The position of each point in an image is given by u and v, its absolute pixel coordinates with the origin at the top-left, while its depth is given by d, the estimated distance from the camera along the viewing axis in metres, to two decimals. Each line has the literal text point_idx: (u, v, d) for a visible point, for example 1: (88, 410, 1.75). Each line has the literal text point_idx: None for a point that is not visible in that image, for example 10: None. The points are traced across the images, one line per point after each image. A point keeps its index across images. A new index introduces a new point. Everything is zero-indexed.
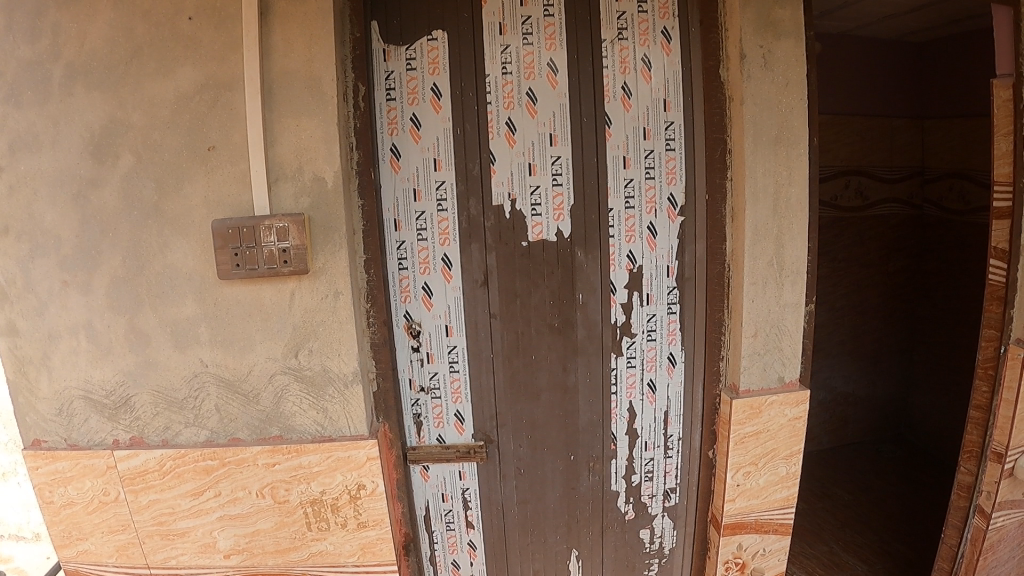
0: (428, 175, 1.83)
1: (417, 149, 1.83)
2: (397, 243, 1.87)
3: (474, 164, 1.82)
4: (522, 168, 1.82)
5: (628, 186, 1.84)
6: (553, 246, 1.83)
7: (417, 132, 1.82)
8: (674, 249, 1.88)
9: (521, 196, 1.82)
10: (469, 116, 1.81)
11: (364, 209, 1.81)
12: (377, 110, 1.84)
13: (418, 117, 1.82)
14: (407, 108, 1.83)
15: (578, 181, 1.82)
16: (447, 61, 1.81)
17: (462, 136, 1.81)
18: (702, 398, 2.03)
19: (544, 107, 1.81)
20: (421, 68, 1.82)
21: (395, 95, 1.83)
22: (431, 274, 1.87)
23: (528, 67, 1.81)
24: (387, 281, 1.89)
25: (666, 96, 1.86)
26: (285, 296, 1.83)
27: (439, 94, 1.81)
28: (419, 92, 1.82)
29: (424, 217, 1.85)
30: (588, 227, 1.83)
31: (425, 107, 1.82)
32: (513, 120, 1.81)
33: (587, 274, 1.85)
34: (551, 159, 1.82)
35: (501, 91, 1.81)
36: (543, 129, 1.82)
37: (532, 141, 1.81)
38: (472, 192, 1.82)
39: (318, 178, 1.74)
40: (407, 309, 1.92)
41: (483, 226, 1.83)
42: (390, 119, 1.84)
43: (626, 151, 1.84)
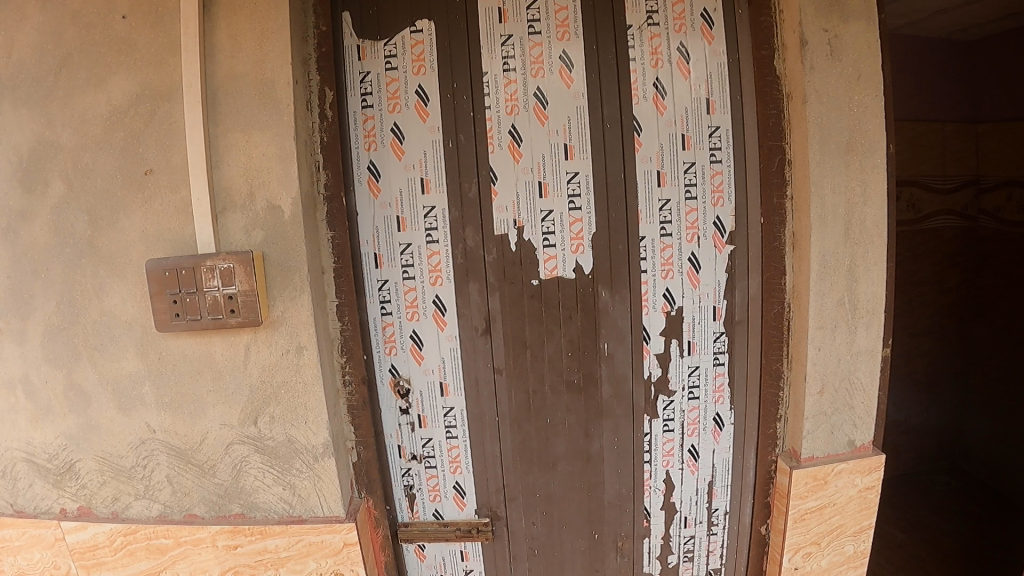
0: (413, 199, 1.47)
1: (400, 168, 1.47)
2: (377, 283, 1.52)
3: (470, 184, 1.45)
4: (530, 188, 1.45)
5: (663, 209, 1.45)
6: (570, 285, 1.46)
7: (399, 147, 1.47)
8: (721, 286, 1.50)
9: (530, 223, 1.45)
10: (463, 125, 1.45)
11: (334, 244, 1.46)
12: (352, 120, 1.49)
13: (400, 128, 1.47)
14: (387, 117, 1.48)
15: (600, 203, 1.44)
16: (435, 58, 1.45)
17: (455, 149, 1.45)
18: (754, 465, 1.66)
19: (557, 110, 1.44)
20: (402, 67, 1.47)
21: (372, 101, 1.48)
22: (421, 321, 1.51)
23: (535, 62, 1.44)
24: (366, 329, 1.53)
25: (710, 94, 1.48)
26: (239, 353, 1.49)
27: (425, 98, 1.45)
28: (401, 97, 1.47)
29: (411, 251, 1.49)
30: (613, 260, 1.45)
31: (409, 115, 1.46)
32: (517, 128, 1.44)
33: (614, 319, 1.48)
34: (566, 175, 1.44)
35: (502, 92, 1.45)
36: (556, 137, 1.44)
37: (542, 154, 1.44)
38: (468, 219, 1.46)
39: (273, 207, 1.39)
40: (393, 362, 1.56)
41: (483, 261, 1.46)
42: (367, 131, 1.49)
43: (662, 164, 1.45)
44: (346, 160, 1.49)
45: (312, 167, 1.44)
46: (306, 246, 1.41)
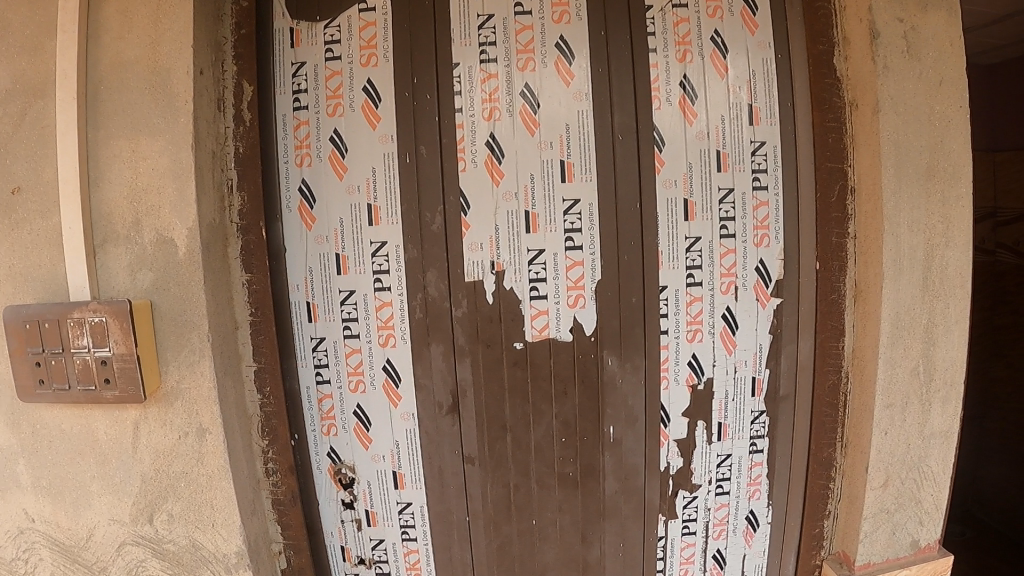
0: (358, 233, 1.12)
1: (341, 192, 1.12)
2: (311, 342, 1.15)
3: (433, 214, 1.10)
4: (514, 220, 1.08)
5: (690, 250, 1.09)
6: (566, 351, 1.09)
7: (341, 163, 1.11)
8: (764, 352, 1.14)
9: (513, 266, 1.09)
10: (425, 135, 1.09)
11: (251, 292, 1.11)
12: (279, 124, 1.13)
13: (342, 139, 1.11)
14: (326, 123, 1.12)
15: (608, 242, 1.07)
16: (390, 45, 1.09)
17: (413, 167, 1.10)
18: (794, 572, 1.30)
19: (552, 116, 1.07)
20: (347, 56, 1.10)
21: (305, 102, 1.12)
22: (369, 394, 1.14)
23: (523, 52, 1.08)
24: (296, 403, 1.16)
25: (753, 100, 1.13)
26: (127, 434, 1.07)
27: (376, 98, 1.10)
28: (345, 96, 1.11)
29: (354, 300, 1.13)
30: (624, 317, 1.08)
31: (355, 120, 1.10)
32: (497, 139, 1.08)
33: (623, 395, 1.11)
34: (563, 203, 1.07)
35: (479, 90, 1.08)
36: (550, 152, 1.07)
37: (531, 174, 1.08)
38: (429, 261, 1.10)
39: (163, 240, 1.01)
40: (333, 444, 1.17)
41: (449, 315, 1.10)
42: (299, 141, 1.13)
43: (690, 190, 1.09)
44: (268, 179, 1.12)
45: (222, 190, 1.09)
46: (209, 295, 1.03)
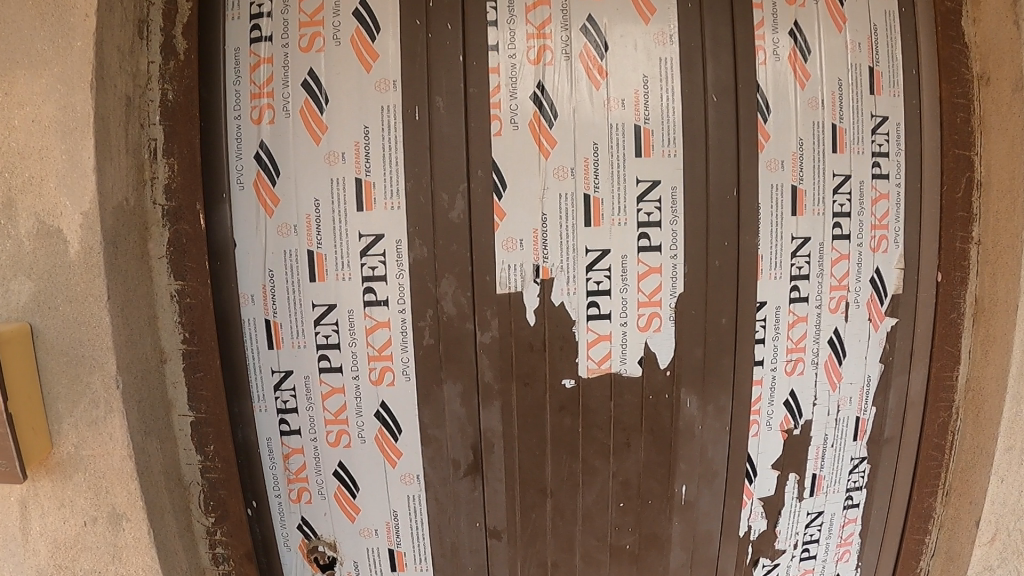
0: (343, 220, 0.77)
1: (318, 162, 0.77)
2: (272, 376, 0.80)
3: (453, 195, 0.77)
4: (568, 209, 0.77)
5: (797, 254, 0.80)
6: (632, 389, 0.80)
7: (318, 118, 0.76)
8: (871, 385, 0.85)
9: (565, 273, 0.78)
10: (442, 82, 0.76)
11: (183, 308, 0.76)
12: (226, 61, 0.77)
13: (320, 84, 0.76)
14: (296, 60, 0.76)
15: (695, 240, 0.78)
16: None
17: (426, 129, 0.76)
18: None
19: (624, 63, 0.76)
20: None
21: (268, 29, 0.77)
22: (357, 450, 0.81)
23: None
24: (252, 464, 0.82)
25: (876, 58, 0.81)
26: (14, 512, 0.69)
27: (372, 26, 0.75)
28: (325, 21, 0.76)
29: (335, 317, 0.78)
30: (711, 344, 0.80)
31: (341, 58, 0.76)
32: (548, 93, 0.76)
33: (701, 446, 0.82)
34: (638, 186, 0.77)
35: (524, 22, 0.76)
36: (620, 114, 0.77)
37: (595, 143, 0.77)
38: (447, 262, 0.78)
39: (47, 231, 0.65)
40: (304, 515, 0.84)
41: (475, 338, 0.78)
42: (255, 85, 0.77)
43: (800, 173, 0.79)
44: (207, 140, 0.77)
45: (141, 155, 0.73)
46: (121, 318, 0.68)
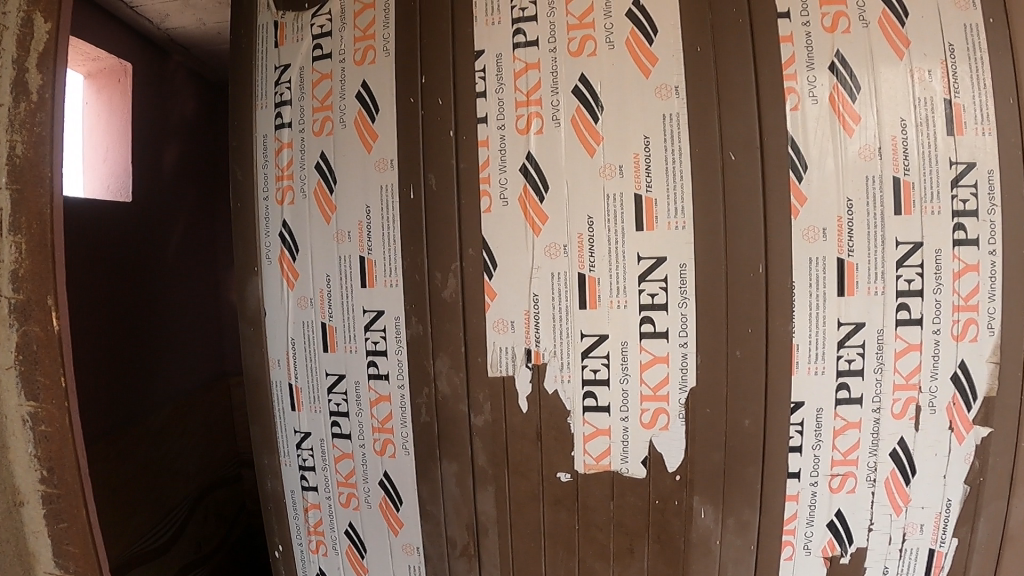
0: (350, 294, 0.79)
1: (329, 238, 0.79)
2: (294, 435, 0.84)
3: (445, 274, 0.74)
4: (561, 287, 0.71)
5: (845, 346, 0.64)
6: (636, 491, 0.70)
7: (329, 197, 0.79)
8: (952, 511, 0.66)
9: (559, 357, 0.71)
10: (434, 158, 0.74)
11: (37, 438, 0.57)
12: (256, 146, 0.83)
13: (331, 165, 0.79)
14: (311, 144, 0.80)
15: (710, 326, 0.66)
16: (392, 33, 0.76)
17: (418, 207, 0.75)
18: None
19: (621, 126, 0.68)
20: (339, 51, 0.78)
21: (288, 115, 0.81)
22: (363, 512, 0.82)
23: (574, 31, 0.70)
24: (279, 511, 0.87)
25: (953, 89, 0.62)
26: None
27: (371, 108, 0.77)
28: (334, 106, 0.78)
29: (344, 386, 0.81)
30: (734, 451, 0.67)
31: (346, 141, 0.78)
32: (536, 164, 0.71)
33: (720, 564, 0.69)
34: (639, 264, 0.68)
35: (511, 90, 0.71)
36: (617, 183, 0.68)
37: (590, 217, 0.69)
38: (441, 342, 0.75)
39: None
40: (322, 567, 0.87)
41: (468, 422, 0.74)
42: (279, 168, 0.82)
43: (849, 244, 0.62)
44: (241, 219, 0.83)
45: None
46: None
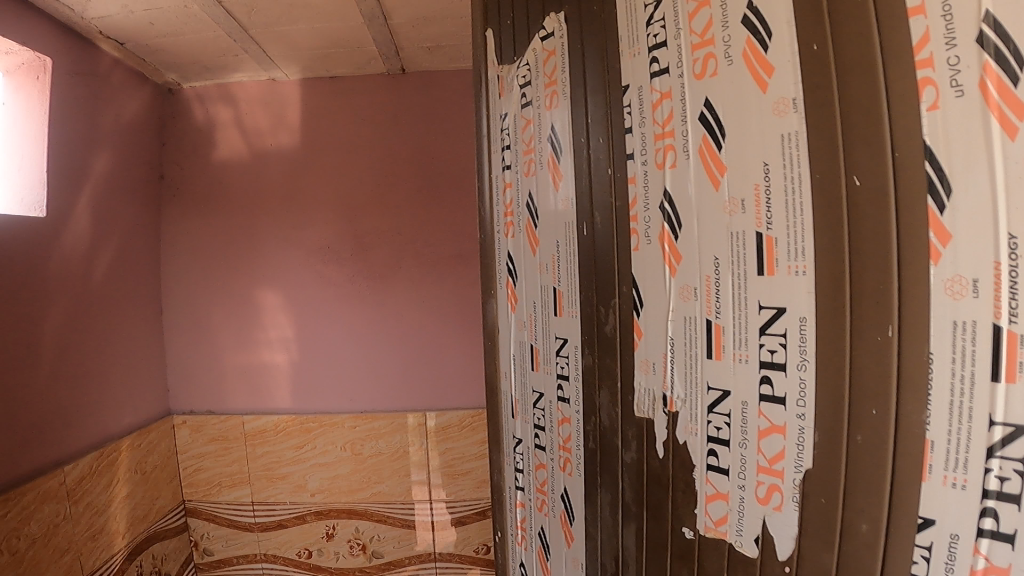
0: (546, 322, 0.89)
1: (533, 268, 0.90)
2: (514, 437, 1.01)
3: (607, 310, 0.77)
4: (690, 329, 0.67)
5: (996, 457, 0.47)
6: (748, 569, 0.65)
7: (533, 231, 0.89)
8: None
9: (688, 405, 0.68)
10: (602, 198, 0.77)
11: None
12: (492, 188, 0.99)
13: (534, 203, 0.89)
14: (522, 184, 0.91)
15: (835, 398, 0.56)
16: (569, 76, 0.82)
17: (590, 245, 0.79)
18: None
19: (742, 152, 0.61)
20: (537, 98, 0.88)
21: (511, 161, 0.94)
22: (552, 518, 0.94)
23: (696, 49, 0.66)
24: (503, 498, 1.06)
25: None
26: None
27: (558, 149, 0.83)
28: (535, 149, 0.88)
29: (543, 403, 0.92)
30: (847, 555, 0.57)
31: (545, 186, 0.86)
32: (674, 201, 0.68)
33: None
34: (760, 313, 0.61)
35: (649, 122, 0.71)
36: (740, 220, 0.62)
37: (716, 258, 0.64)
38: (607, 375, 0.79)
39: None
40: (525, 557, 1.03)
41: (622, 458, 0.78)
42: (507, 207, 0.96)
43: (1010, 306, 0.46)
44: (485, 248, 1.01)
45: None
46: None
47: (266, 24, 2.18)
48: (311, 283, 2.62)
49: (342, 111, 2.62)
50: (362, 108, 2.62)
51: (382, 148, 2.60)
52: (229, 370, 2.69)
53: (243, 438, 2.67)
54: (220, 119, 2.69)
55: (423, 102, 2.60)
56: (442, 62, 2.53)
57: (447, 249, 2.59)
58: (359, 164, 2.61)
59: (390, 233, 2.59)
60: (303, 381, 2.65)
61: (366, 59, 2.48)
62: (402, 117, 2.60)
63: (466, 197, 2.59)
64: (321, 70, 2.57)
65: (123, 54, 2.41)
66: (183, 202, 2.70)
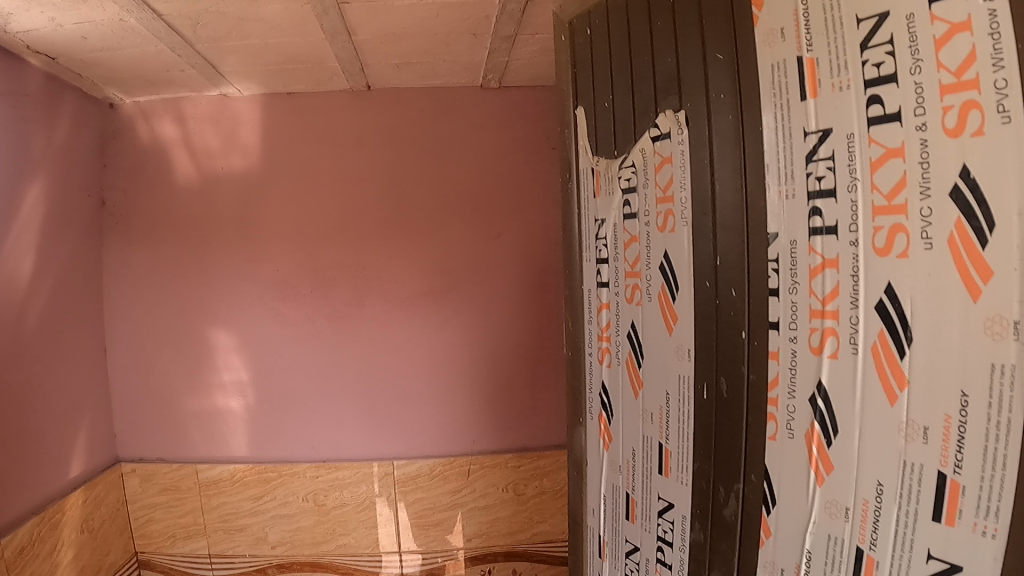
0: (648, 469, 1.11)
1: (636, 407, 1.13)
2: (596, 511, 1.29)
3: (728, 493, 0.93)
4: (843, 514, 0.77)
5: None
6: None
7: (636, 370, 1.12)
8: None
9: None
10: (723, 368, 0.92)
11: None
12: (588, 292, 1.28)
13: (637, 335, 1.11)
14: (626, 313, 1.14)
15: None
16: (681, 212, 0.97)
17: (709, 424, 0.95)
18: None
19: (932, 386, 0.67)
20: (643, 220, 1.07)
21: (610, 285, 1.18)
22: None
23: (881, 216, 0.71)
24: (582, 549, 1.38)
25: None
26: None
27: (672, 288, 1.01)
28: (641, 281, 1.09)
29: (638, 528, 1.15)
30: None
31: (651, 306, 1.07)
32: (831, 401, 0.78)
33: None
34: (930, 559, 0.69)
35: (808, 291, 0.80)
36: (920, 451, 0.68)
37: (880, 484, 0.73)
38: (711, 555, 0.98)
39: None
40: None
41: None
42: (602, 326, 1.22)
43: None
44: (581, 355, 1.31)
45: None
46: None
47: (211, 38, 1.96)
48: (268, 322, 2.41)
49: (302, 132, 2.41)
50: (323, 130, 2.41)
51: (346, 174, 2.40)
52: (181, 415, 2.47)
53: (197, 488, 2.47)
54: (166, 139, 2.44)
55: (390, 123, 2.41)
56: (411, 80, 2.34)
57: (419, 283, 2.41)
58: (321, 190, 2.40)
59: (356, 267, 2.40)
60: (262, 427, 2.44)
61: (327, 76, 2.27)
62: (368, 140, 2.40)
63: (437, 229, 2.41)
64: (277, 87, 2.35)
65: (53, 69, 2.14)
66: (126, 231, 2.45)
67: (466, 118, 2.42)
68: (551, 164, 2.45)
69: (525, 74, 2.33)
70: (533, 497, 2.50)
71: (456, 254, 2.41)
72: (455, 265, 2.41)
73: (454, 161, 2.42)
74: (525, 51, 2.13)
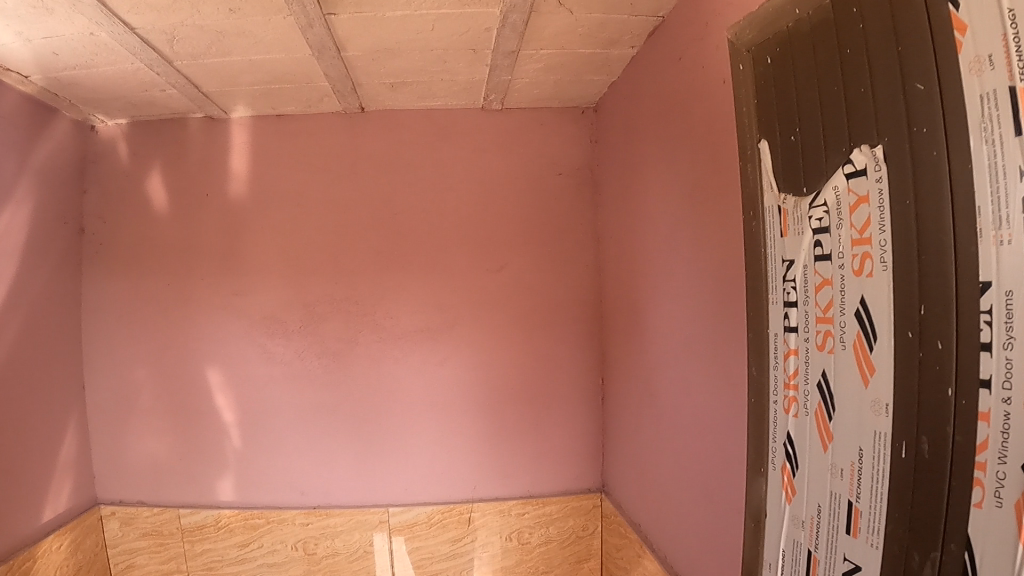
0: (837, 543, 0.86)
1: (824, 473, 0.88)
2: None
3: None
4: None
5: None
6: None
7: (829, 428, 0.87)
8: None
9: None
10: (930, 435, 0.70)
11: None
12: (774, 329, 1.02)
13: (828, 388, 0.87)
14: (814, 358, 0.91)
15: None
16: (888, 244, 0.75)
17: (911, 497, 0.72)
18: None
19: None
20: (836, 251, 0.85)
21: (795, 327, 0.96)
22: None
23: None
24: None
25: None
26: None
27: (870, 334, 0.79)
28: (835, 322, 0.86)
29: None
30: None
31: (847, 359, 0.83)
32: None
33: None
34: None
35: None
36: None
37: None
38: None
39: None
40: None
41: None
42: (788, 372, 0.98)
43: None
44: (761, 409, 1.07)
45: None
46: None
47: (190, 55, 1.82)
48: (254, 359, 2.25)
49: (292, 156, 2.25)
50: (315, 154, 2.25)
51: (339, 200, 2.24)
52: (162, 457, 2.30)
53: (180, 535, 2.30)
54: (150, 164, 2.30)
55: (386, 147, 2.25)
56: (407, 101, 2.18)
57: (416, 318, 2.23)
58: (312, 218, 2.24)
59: (349, 300, 2.23)
60: (249, 471, 2.27)
61: (317, 97, 2.12)
62: (362, 164, 2.25)
63: (435, 259, 2.23)
64: (266, 109, 2.20)
65: (36, 90, 2.02)
66: (107, 260, 2.30)
67: (467, 141, 2.26)
68: (559, 190, 2.28)
69: (530, 95, 2.17)
70: (539, 547, 2.30)
71: (456, 287, 2.23)
72: (455, 298, 2.23)
73: (454, 187, 2.25)
74: (528, 69, 1.97)
